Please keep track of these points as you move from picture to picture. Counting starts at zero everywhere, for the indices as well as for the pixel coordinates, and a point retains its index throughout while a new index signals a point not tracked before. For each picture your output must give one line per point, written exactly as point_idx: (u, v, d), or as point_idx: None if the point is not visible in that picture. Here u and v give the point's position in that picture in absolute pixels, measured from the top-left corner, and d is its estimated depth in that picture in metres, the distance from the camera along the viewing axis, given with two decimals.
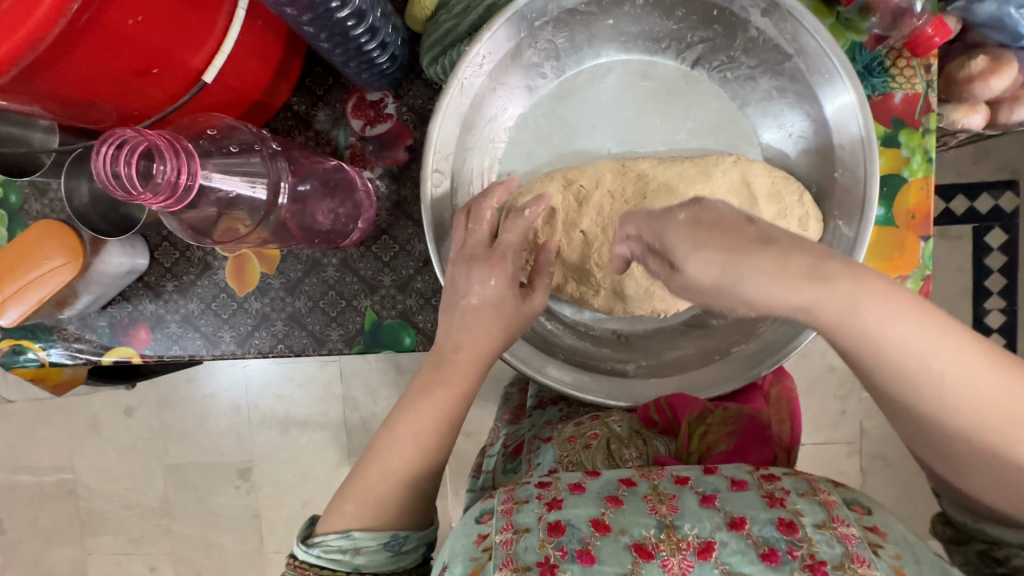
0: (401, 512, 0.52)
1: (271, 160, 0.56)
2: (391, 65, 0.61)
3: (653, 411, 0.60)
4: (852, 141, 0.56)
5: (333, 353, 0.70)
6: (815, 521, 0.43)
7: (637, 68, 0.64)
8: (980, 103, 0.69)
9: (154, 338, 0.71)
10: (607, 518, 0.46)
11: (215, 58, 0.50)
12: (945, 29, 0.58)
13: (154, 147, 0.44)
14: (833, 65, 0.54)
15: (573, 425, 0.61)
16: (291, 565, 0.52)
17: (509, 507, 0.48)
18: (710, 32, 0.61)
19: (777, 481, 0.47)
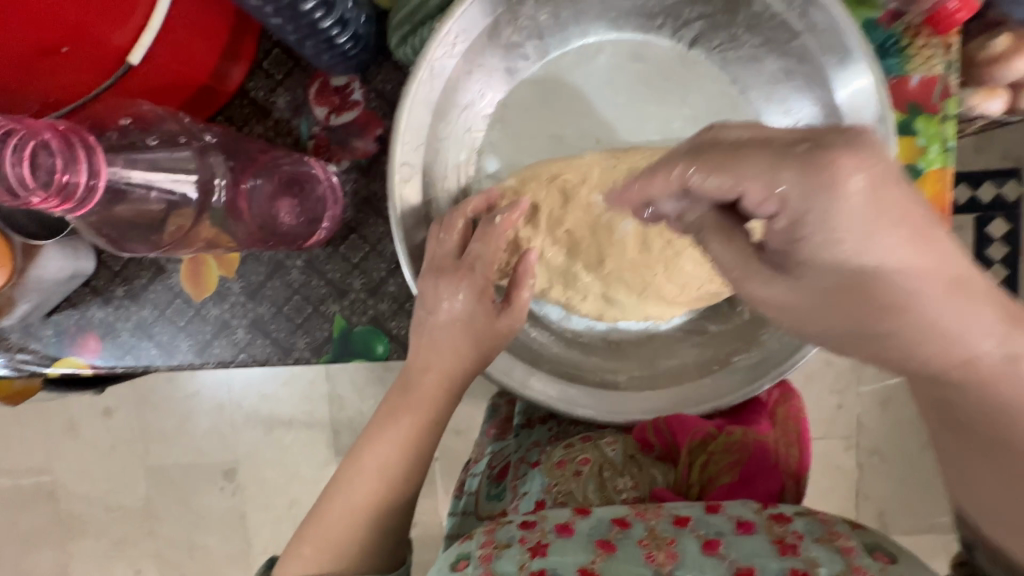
0: (365, 554, 0.48)
1: (203, 155, 0.50)
2: (354, 46, 0.55)
3: (650, 434, 0.56)
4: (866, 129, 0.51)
5: (300, 362, 0.64)
6: (834, 572, 0.40)
7: (629, 47, 0.58)
8: (1000, 88, 0.65)
9: (105, 348, 0.66)
10: (596, 566, 0.43)
11: (142, 36, 0.43)
12: (969, 4, 0.53)
13: (41, 143, 0.37)
14: (850, 45, 0.49)
15: (562, 448, 0.58)
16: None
17: (487, 552, 0.45)
18: (710, 7, 0.55)
19: (789, 523, 0.45)
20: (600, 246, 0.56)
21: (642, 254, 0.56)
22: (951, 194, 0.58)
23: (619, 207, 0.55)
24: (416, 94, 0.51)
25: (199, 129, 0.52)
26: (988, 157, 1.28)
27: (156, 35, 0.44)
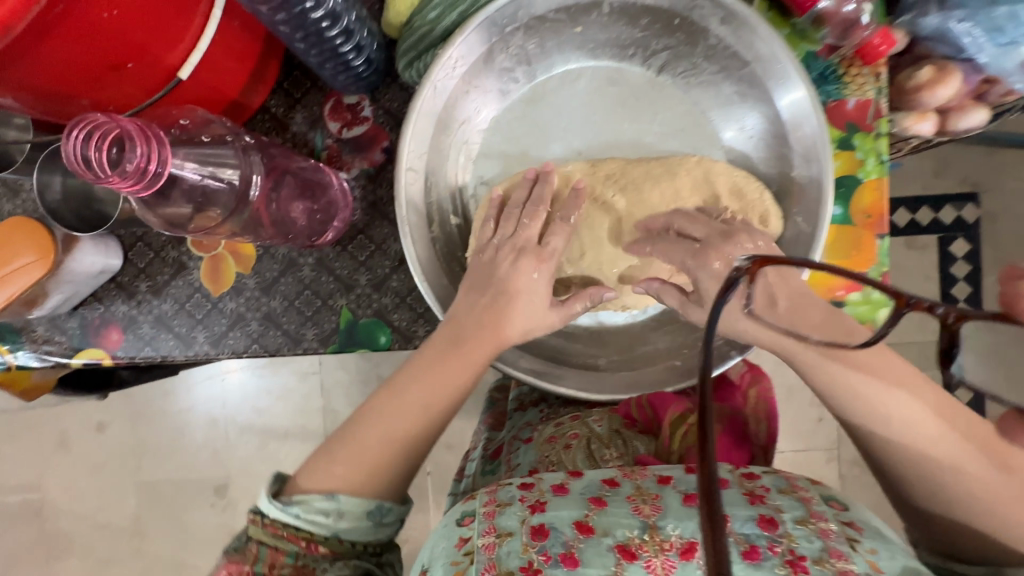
0: (383, 482, 0.53)
1: (245, 153, 0.57)
2: (367, 68, 0.63)
3: (633, 410, 0.66)
4: (807, 143, 0.59)
5: (309, 352, 0.70)
6: (795, 517, 0.50)
7: (606, 73, 0.67)
8: (929, 112, 0.75)
9: (126, 340, 0.71)
10: (590, 519, 0.50)
11: (191, 55, 0.51)
12: (889, 39, 0.62)
13: (123, 131, 0.43)
14: (787, 70, 0.57)
15: (554, 425, 0.67)
16: (259, 521, 0.51)
17: (490, 509, 0.53)
18: (673, 39, 0.64)
19: (758, 479, 0.55)
20: (580, 244, 0.63)
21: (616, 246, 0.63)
22: (887, 201, 0.67)
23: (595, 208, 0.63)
24: (421, 108, 0.59)
25: (236, 130, 0.58)
26: (948, 180, 1.50)
27: (201, 56, 0.51)
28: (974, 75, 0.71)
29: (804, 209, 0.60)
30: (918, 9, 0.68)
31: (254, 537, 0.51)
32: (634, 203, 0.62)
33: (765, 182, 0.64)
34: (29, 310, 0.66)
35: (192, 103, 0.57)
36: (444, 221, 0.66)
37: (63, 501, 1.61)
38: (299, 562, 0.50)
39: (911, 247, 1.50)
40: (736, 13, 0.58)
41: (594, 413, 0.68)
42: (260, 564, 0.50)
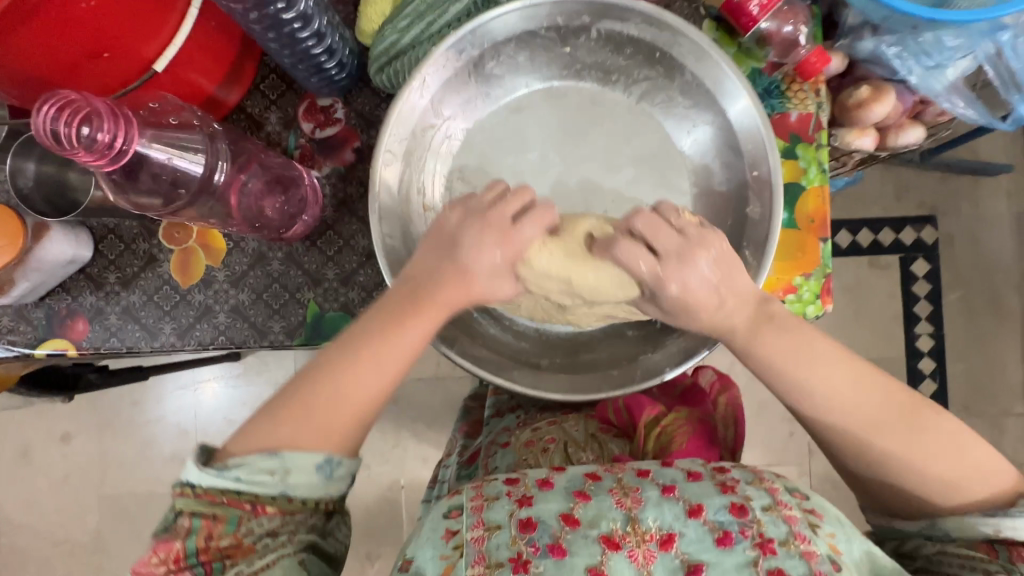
0: (336, 437, 0.51)
1: (213, 142, 0.59)
2: (340, 72, 0.66)
3: (612, 414, 0.81)
4: (762, 172, 0.65)
5: (274, 345, 0.71)
6: (763, 504, 0.55)
7: (589, 94, 0.72)
8: (869, 128, 0.80)
9: (92, 330, 0.71)
10: (575, 512, 0.55)
11: (167, 49, 0.54)
12: (824, 57, 0.68)
13: (93, 111, 0.45)
14: (750, 108, 0.64)
15: (531, 431, 0.80)
16: (189, 492, 0.48)
17: (478, 503, 0.56)
18: (654, 71, 0.69)
19: (728, 473, 0.59)
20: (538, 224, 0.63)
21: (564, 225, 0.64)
22: (829, 207, 0.72)
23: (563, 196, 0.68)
24: (397, 117, 0.64)
25: (205, 120, 0.60)
26: (907, 205, 1.58)
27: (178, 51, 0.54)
28: (910, 95, 0.78)
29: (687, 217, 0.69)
30: (854, 35, 0.75)
31: (185, 510, 0.48)
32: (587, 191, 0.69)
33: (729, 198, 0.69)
34: None
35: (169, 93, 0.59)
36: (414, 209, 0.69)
37: (23, 514, 1.58)
38: (239, 531, 0.48)
39: (875, 267, 1.58)
40: (705, 50, 0.64)
41: (569, 420, 0.81)
42: (190, 546, 0.47)
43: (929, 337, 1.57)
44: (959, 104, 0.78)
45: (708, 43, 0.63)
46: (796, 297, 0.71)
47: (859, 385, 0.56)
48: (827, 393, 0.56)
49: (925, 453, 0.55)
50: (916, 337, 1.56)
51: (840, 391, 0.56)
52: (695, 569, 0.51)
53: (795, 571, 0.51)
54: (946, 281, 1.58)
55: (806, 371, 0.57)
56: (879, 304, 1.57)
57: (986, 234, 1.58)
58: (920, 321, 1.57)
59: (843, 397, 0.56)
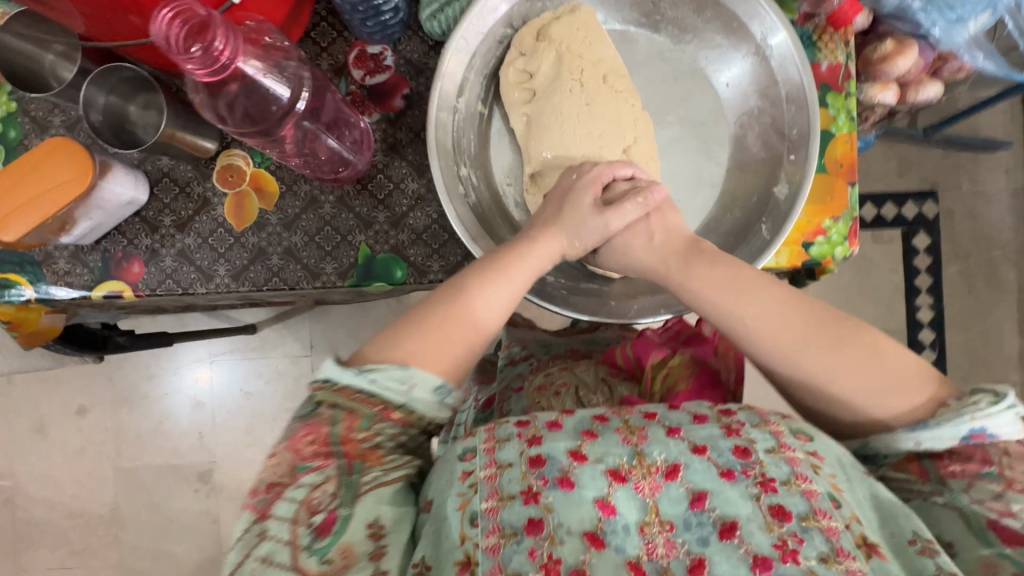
0: (451, 365, 0.60)
1: (299, 68, 0.62)
2: (394, 17, 0.69)
3: (621, 360, 0.87)
4: (805, 119, 0.73)
5: (326, 287, 0.74)
6: (767, 447, 0.56)
7: (660, 48, 0.80)
8: (891, 82, 0.84)
9: (147, 272, 0.73)
10: (584, 449, 0.56)
11: None
12: (858, 6, 0.72)
13: (203, 19, 0.47)
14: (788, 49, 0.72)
15: (544, 376, 0.87)
16: (331, 387, 0.55)
17: (491, 445, 0.57)
18: (725, 40, 0.78)
19: (734, 415, 0.59)
20: (560, 102, 0.75)
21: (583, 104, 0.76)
22: (857, 152, 0.75)
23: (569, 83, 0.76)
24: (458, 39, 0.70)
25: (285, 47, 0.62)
26: (910, 180, 1.63)
27: None
28: (931, 51, 0.82)
29: (711, 182, 0.79)
30: None
31: (328, 402, 0.55)
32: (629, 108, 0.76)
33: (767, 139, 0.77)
34: (56, 236, 0.68)
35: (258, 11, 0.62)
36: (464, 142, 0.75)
37: (37, 488, 1.59)
38: (371, 428, 0.55)
39: (877, 240, 1.63)
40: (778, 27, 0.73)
41: (580, 366, 0.89)
42: (335, 433, 0.54)
43: (928, 309, 1.62)
44: (979, 57, 0.81)
45: (782, 22, 0.72)
46: (826, 239, 0.75)
47: (783, 310, 0.61)
48: (750, 311, 0.61)
49: (853, 359, 0.59)
50: (917, 309, 1.61)
51: (761, 316, 0.61)
52: (699, 498, 0.53)
53: (796, 508, 0.52)
54: (946, 254, 1.63)
55: (727, 294, 0.63)
56: (880, 277, 1.62)
57: (985, 209, 1.64)
58: (922, 293, 1.62)
59: (764, 321, 0.61)
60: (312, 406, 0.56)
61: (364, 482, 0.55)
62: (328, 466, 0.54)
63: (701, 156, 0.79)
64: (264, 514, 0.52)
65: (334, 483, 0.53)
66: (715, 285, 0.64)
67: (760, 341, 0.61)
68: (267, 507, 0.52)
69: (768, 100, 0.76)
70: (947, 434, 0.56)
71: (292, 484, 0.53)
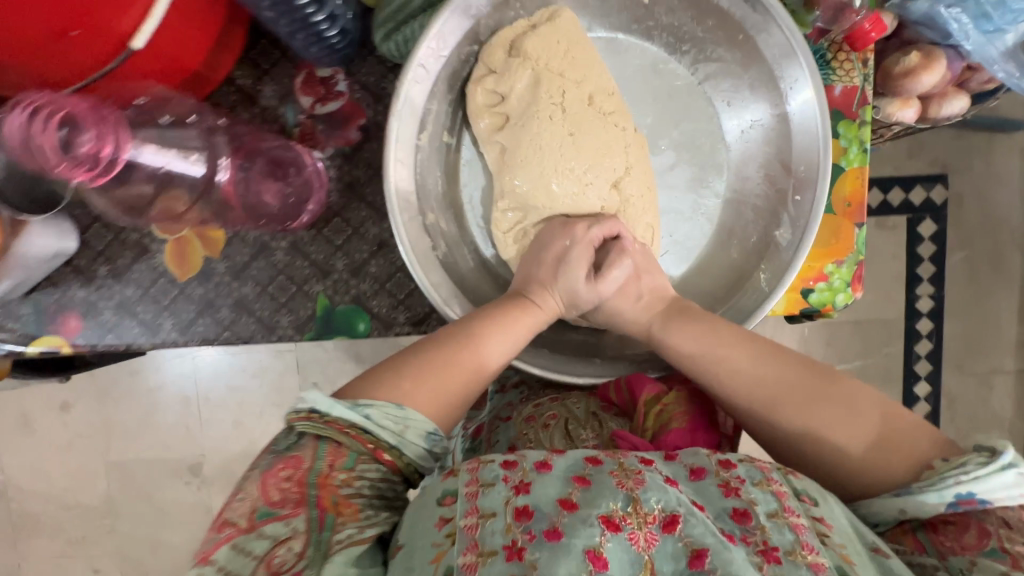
0: (441, 413, 0.55)
1: (208, 135, 0.57)
2: (341, 40, 0.58)
3: (613, 394, 0.75)
4: (810, 158, 0.65)
5: (283, 340, 0.68)
6: (768, 510, 0.47)
7: (652, 59, 0.71)
8: (912, 99, 0.74)
9: (86, 327, 0.67)
10: (574, 497, 0.47)
11: (145, 22, 0.45)
12: (882, 25, 0.61)
13: (67, 114, 0.46)
14: (798, 70, 0.64)
15: (533, 407, 0.75)
16: (318, 419, 0.48)
17: (473, 490, 0.47)
18: (730, 54, 0.68)
19: (734, 468, 0.51)
20: (541, 130, 0.66)
21: (566, 129, 0.67)
22: (868, 190, 0.68)
23: (547, 105, 0.66)
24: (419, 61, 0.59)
25: (183, 112, 0.55)
26: (920, 163, 1.53)
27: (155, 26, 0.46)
28: (960, 62, 0.72)
29: (706, 216, 0.73)
30: None
31: (310, 434, 0.48)
32: (616, 136, 0.68)
33: (764, 171, 0.70)
34: None
35: (167, 57, 0.52)
36: (431, 175, 0.68)
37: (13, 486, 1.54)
38: (354, 469, 0.49)
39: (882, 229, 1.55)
40: (792, 47, 0.64)
41: (573, 398, 0.76)
42: (313, 472, 0.47)
43: (929, 300, 1.56)
44: (1015, 72, 0.71)
45: (797, 42, 0.63)
46: (826, 285, 0.68)
47: (775, 358, 0.58)
48: (742, 359, 0.58)
49: (863, 399, 0.55)
50: (918, 300, 1.56)
51: (750, 364, 0.58)
52: (698, 554, 0.43)
53: None
54: (951, 244, 1.55)
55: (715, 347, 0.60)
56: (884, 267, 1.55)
57: (996, 195, 1.55)
58: (924, 283, 1.55)
59: (757, 368, 0.58)
60: (296, 437, 0.49)
61: (336, 541, 0.45)
62: (297, 516, 0.46)
63: (695, 187, 0.72)
64: (205, 559, 0.43)
65: (302, 540, 0.45)
66: (699, 333, 0.62)
67: (763, 387, 0.57)
68: (211, 550, 0.44)
69: (777, 128, 0.68)
70: (928, 498, 0.48)
71: (249, 533, 0.44)
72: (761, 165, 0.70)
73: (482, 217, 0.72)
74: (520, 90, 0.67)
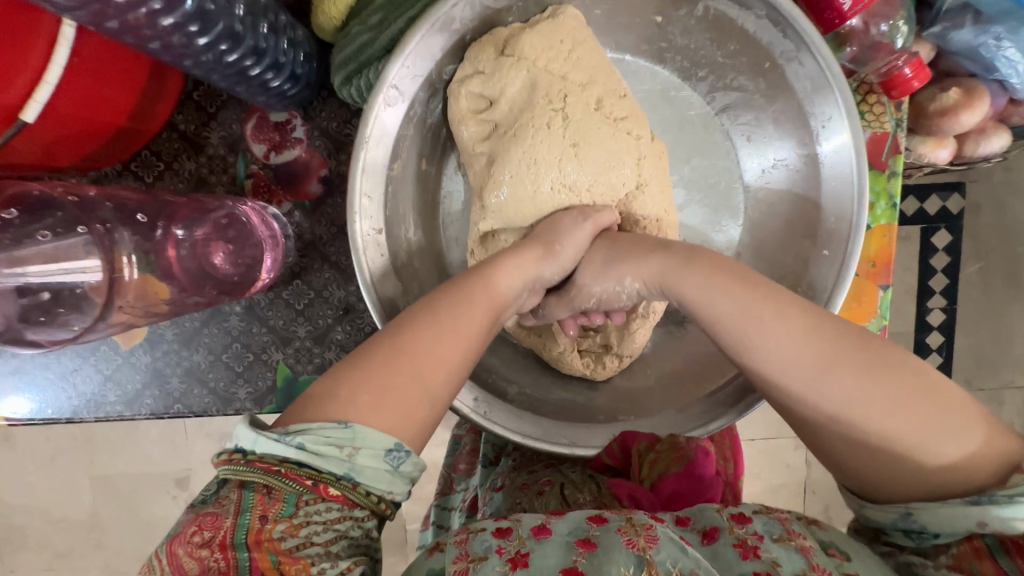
0: (396, 415, 0.38)
1: (109, 234, 0.51)
2: (293, 86, 0.52)
3: (605, 457, 0.57)
4: (842, 209, 0.53)
5: (241, 413, 0.61)
6: (795, 570, 0.38)
7: (663, 84, 0.61)
8: (948, 138, 0.66)
9: (21, 400, 0.60)
10: (580, 565, 0.39)
11: (37, 90, 0.39)
12: (924, 72, 0.54)
13: None
14: (837, 102, 0.51)
15: (526, 473, 0.60)
16: (240, 461, 0.34)
17: (462, 567, 0.39)
18: (753, 83, 0.57)
19: (749, 522, 0.42)
20: (534, 149, 0.52)
21: (563, 143, 0.52)
22: (895, 248, 0.60)
23: (545, 115, 0.52)
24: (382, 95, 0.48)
25: (70, 221, 0.49)
26: None
27: (54, 90, 0.40)
28: (1002, 96, 0.64)
29: None
30: (952, 21, 0.60)
31: (236, 483, 0.35)
32: (626, 161, 0.54)
33: (787, 219, 0.58)
34: None
35: (71, 126, 0.44)
36: (396, 201, 0.55)
37: None
38: (297, 516, 0.34)
39: None
40: (827, 80, 0.51)
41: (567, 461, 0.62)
42: (241, 532, 0.33)
43: None
44: None
45: (834, 73, 0.50)
46: None
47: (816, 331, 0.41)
48: (771, 329, 0.41)
49: (932, 379, 0.39)
50: None
51: (784, 336, 0.41)
52: None
53: None
54: None
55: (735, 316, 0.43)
56: None
57: None
58: None
59: (794, 340, 0.41)
60: (216, 486, 0.35)
61: None
62: None
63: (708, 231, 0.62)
64: None
65: None
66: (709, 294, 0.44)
67: (801, 371, 0.40)
68: None
69: (804, 172, 0.56)
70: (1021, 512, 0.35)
71: None
72: (788, 209, 0.58)
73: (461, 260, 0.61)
74: (509, 105, 0.54)
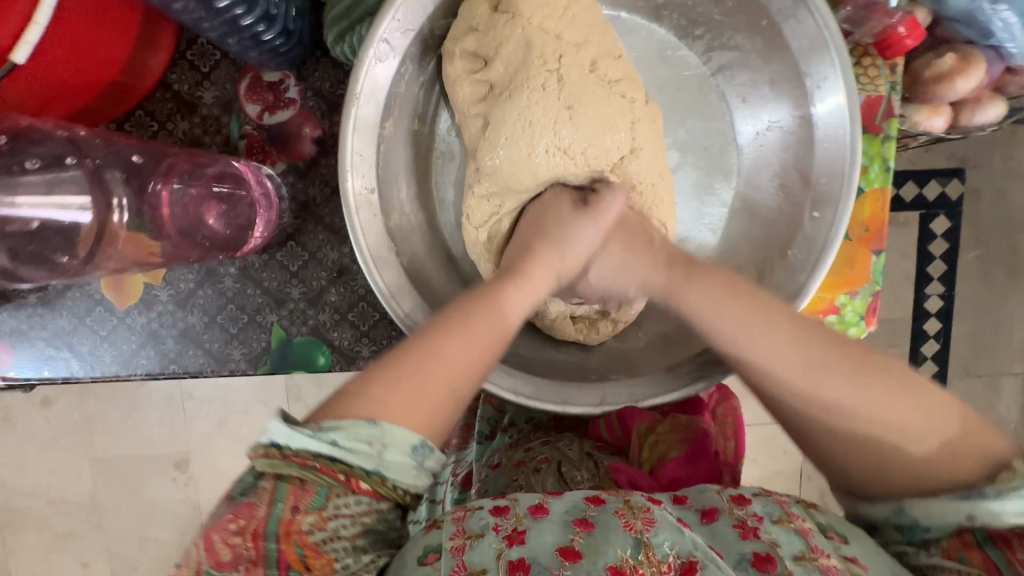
0: (427, 411, 0.38)
1: (96, 174, 0.50)
2: (285, 42, 0.52)
3: (603, 432, 0.63)
4: (834, 169, 0.53)
5: (236, 374, 0.61)
6: (793, 552, 0.38)
7: (659, 44, 0.61)
8: (943, 106, 0.65)
9: (16, 359, 0.60)
10: (577, 544, 0.39)
11: (28, 31, 0.40)
12: (918, 31, 0.54)
13: None
14: (834, 59, 0.51)
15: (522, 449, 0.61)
16: (275, 455, 0.34)
17: (459, 543, 0.39)
18: (749, 41, 0.57)
19: (749, 505, 0.43)
20: (530, 107, 0.52)
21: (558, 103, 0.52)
22: (888, 213, 0.60)
23: (540, 74, 0.52)
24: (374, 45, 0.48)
25: (56, 155, 0.48)
26: None
27: (44, 31, 0.41)
28: (1000, 64, 0.64)
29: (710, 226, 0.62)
30: None
31: (267, 474, 0.34)
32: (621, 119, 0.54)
33: (779, 180, 0.58)
34: None
35: (62, 73, 0.46)
36: (388, 161, 0.55)
37: None
38: (325, 509, 0.34)
39: None
40: (824, 38, 0.51)
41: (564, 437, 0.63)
42: (270, 522, 0.33)
43: None
44: None
45: (831, 31, 0.50)
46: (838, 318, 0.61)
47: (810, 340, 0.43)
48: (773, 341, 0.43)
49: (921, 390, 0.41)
50: None
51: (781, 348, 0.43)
52: None
53: None
54: None
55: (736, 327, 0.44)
56: None
57: None
58: None
59: (795, 355, 0.43)
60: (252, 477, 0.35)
61: None
62: None
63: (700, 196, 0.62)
64: None
65: None
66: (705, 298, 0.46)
67: (806, 385, 0.42)
68: None
69: (797, 135, 0.56)
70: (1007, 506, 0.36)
71: None
72: (781, 172, 0.58)
73: (455, 223, 0.61)
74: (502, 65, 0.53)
